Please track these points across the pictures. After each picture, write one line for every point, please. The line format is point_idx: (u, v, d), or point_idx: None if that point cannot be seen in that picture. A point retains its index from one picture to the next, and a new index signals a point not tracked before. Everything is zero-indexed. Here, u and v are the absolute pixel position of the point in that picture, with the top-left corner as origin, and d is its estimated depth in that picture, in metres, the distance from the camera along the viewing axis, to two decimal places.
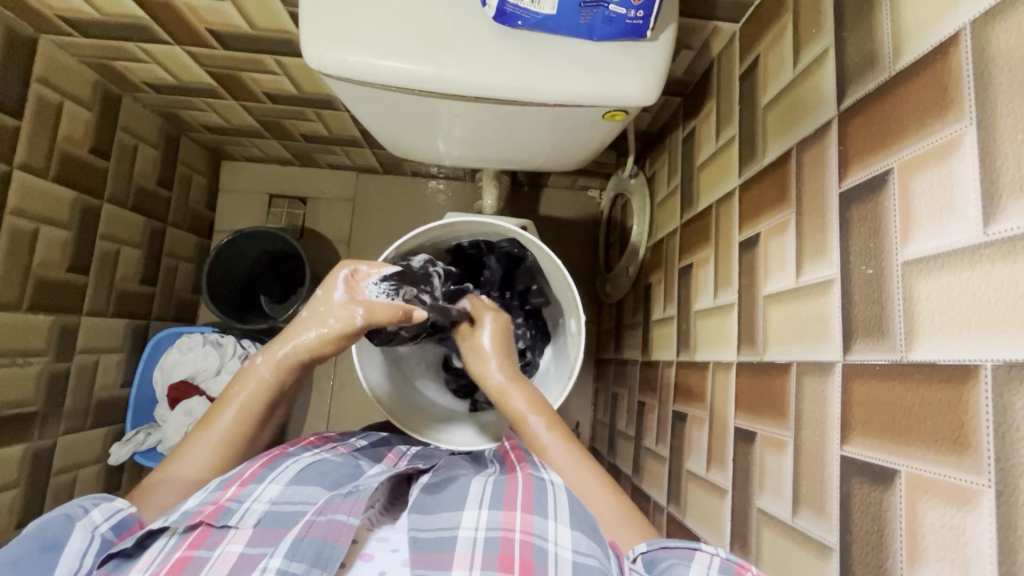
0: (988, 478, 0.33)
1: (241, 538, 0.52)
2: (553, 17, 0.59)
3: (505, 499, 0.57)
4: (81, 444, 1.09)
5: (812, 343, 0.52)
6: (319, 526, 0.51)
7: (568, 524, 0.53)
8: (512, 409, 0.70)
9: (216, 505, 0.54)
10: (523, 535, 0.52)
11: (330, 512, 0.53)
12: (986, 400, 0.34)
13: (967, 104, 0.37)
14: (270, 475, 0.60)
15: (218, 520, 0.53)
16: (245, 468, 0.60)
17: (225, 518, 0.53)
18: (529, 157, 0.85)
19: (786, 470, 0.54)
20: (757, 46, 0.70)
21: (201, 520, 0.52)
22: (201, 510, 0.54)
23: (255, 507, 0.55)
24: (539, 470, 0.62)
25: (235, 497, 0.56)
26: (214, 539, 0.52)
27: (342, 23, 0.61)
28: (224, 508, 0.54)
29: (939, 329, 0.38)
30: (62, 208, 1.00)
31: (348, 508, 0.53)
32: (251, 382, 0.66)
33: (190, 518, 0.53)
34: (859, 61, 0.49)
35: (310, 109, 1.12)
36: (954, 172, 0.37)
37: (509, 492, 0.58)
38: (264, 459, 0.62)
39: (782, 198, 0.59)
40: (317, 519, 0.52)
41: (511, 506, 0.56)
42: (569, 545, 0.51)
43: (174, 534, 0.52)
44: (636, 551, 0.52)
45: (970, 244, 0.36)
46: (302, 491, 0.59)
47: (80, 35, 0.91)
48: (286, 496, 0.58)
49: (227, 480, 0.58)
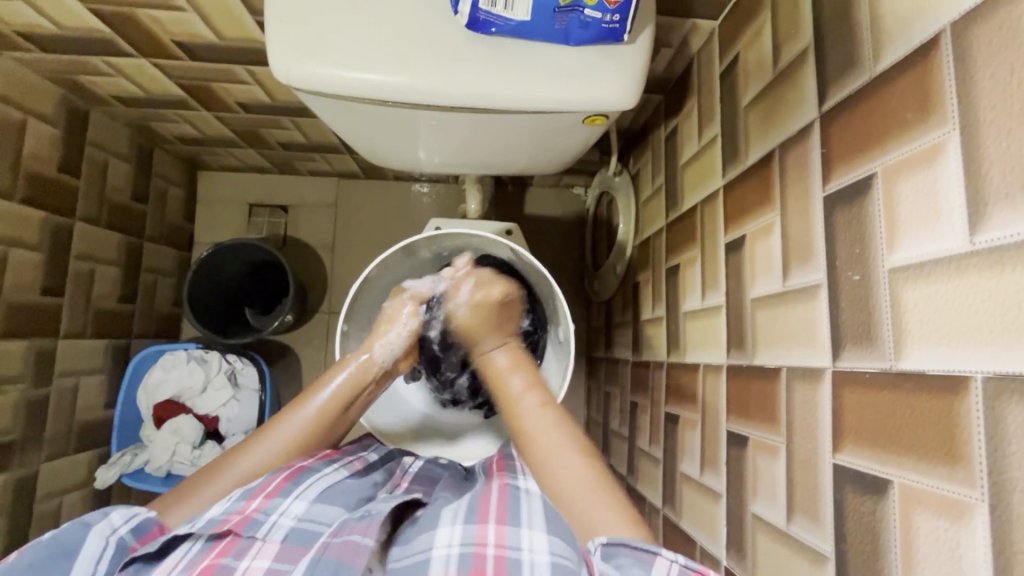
0: (981, 492, 0.32)
1: (266, 554, 0.51)
2: (527, 23, 0.57)
3: (478, 513, 0.55)
4: (65, 469, 1.06)
5: (801, 349, 0.51)
6: (336, 547, 0.50)
7: (543, 530, 0.52)
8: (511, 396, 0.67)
9: (242, 516, 0.53)
10: (496, 550, 0.50)
11: (346, 534, 0.52)
12: (978, 412, 0.33)
13: (949, 108, 0.36)
14: (297, 490, 0.58)
15: (245, 531, 0.52)
16: (269, 479, 0.58)
17: (252, 529, 0.52)
18: (512, 163, 0.83)
19: (779, 475, 0.53)
20: (736, 44, 0.69)
21: (228, 531, 0.52)
22: (227, 520, 0.53)
23: (281, 522, 0.54)
24: (514, 479, 0.63)
25: (261, 509, 0.55)
26: (241, 549, 0.51)
27: (311, 35, 0.59)
28: (251, 519, 0.53)
29: (928, 339, 0.37)
30: (32, 229, 0.97)
31: (364, 529, 0.52)
32: (349, 375, 0.71)
33: (217, 527, 0.52)
34: (838, 62, 0.48)
35: (286, 117, 1.09)
36: (939, 179, 0.37)
37: (482, 506, 0.57)
38: (287, 471, 0.60)
39: (767, 200, 0.59)
40: (333, 541, 0.51)
41: (484, 519, 0.54)
42: (545, 550, 0.49)
43: (199, 540, 0.52)
44: (596, 544, 0.48)
45: (957, 253, 0.35)
46: (327, 512, 0.57)
47: (40, 50, 0.88)
48: (312, 514, 0.56)
49: (251, 491, 0.57)
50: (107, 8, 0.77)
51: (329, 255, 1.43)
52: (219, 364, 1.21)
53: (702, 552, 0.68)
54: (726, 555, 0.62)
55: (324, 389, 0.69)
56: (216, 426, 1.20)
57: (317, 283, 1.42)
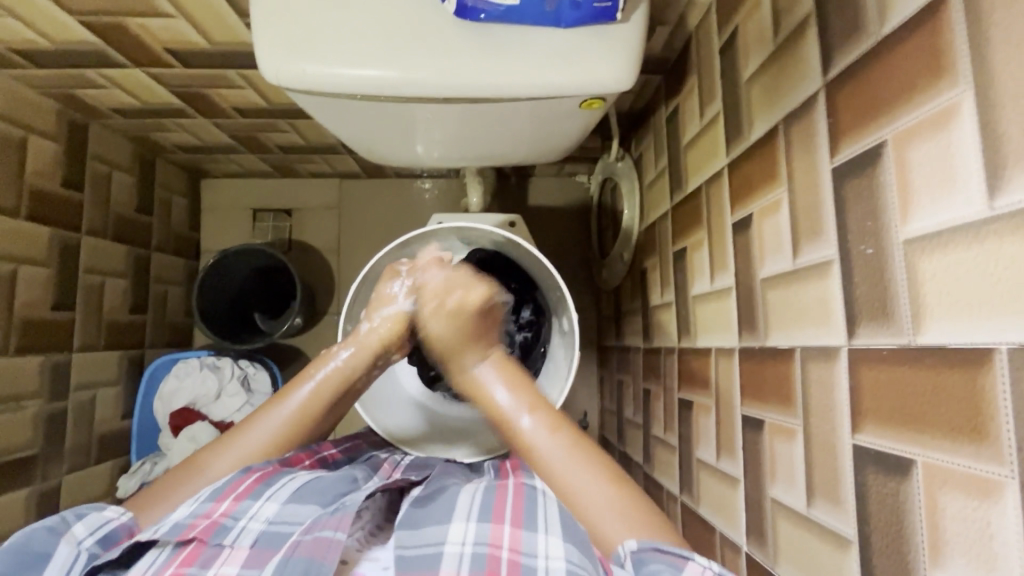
0: (1011, 469, 0.31)
1: (236, 559, 0.50)
2: (517, 7, 0.56)
3: (493, 511, 0.54)
4: (87, 480, 1.08)
5: (814, 328, 0.50)
6: (305, 545, 0.48)
7: (560, 537, 0.50)
8: (497, 408, 0.64)
9: (209, 521, 0.53)
10: (510, 554, 0.49)
11: (317, 530, 0.50)
12: (1004, 385, 0.31)
13: (962, 67, 0.34)
14: (267, 492, 0.57)
15: (212, 538, 0.52)
16: (240, 480, 0.58)
17: (219, 535, 0.52)
18: (511, 153, 0.82)
19: (796, 458, 0.52)
20: (734, 17, 0.66)
21: (193, 537, 0.52)
22: (194, 524, 0.53)
23: (251, 526, 0.53)
24: (529, 479, 0.62)
25: (230, 513, 0.54)
26: (207, 558, 0.50)
27: (298, 34, 0.58)
28: (219, 525, 0.53)
29: (948, 311, 0.35)
30: (39, 246, 0.98)
31: (336, 523, 0.51)
32: (333, 370, 0.69)
33: (182, 533, 0.52)
34: (842, 27, 0.46)
35: (283, 120, 1.09)
36: (955, 143, 0.35)
37: (498, 503, 0.56)
38: (259, 473, 0.60)
39: (773, 176, 0.57)
40: (304, 539, 0.49)
41: (500, 518, 0.53)
42: (560, 557, 0.47)
43: (166, 548, 0.52)
44: (626, 550, 0.48)
45: (975, 219, 0.33)
46: (300, 510, 0.55)
47: (36, 66, 0.88)
48: (284, 515, 0.55)
49: (220, 492, 0.56)
50: (97, 19, 0.76)
51: (334, 256, 1.43)
52: (231, 370, 1.22)
53: (722, 539, 0.67)
54: (746, 541, 0.61)
55: (304, 386, 0.68)
56: None
57: (325, 285, 1.43)
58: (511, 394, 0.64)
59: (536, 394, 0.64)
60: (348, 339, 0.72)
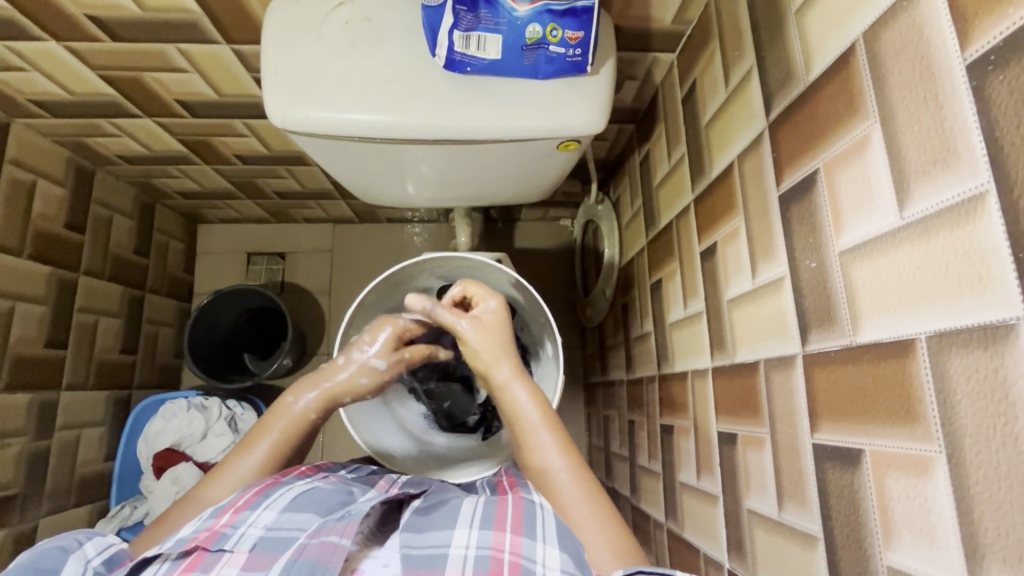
0: (938, 444, 0.35)
1: (234, 563, 0.49)
2: (498, 61, 0.63)
3: (494, 518, 0.54)
4: (63, 524, 1.05)
5: (774, 340, 0.54)
6: (312, 547, 0.49)
7: (556, 545, 0.50)
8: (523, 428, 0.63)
9: (210, 531, 0.51)
10: (512, 556, 0.49)
11: (322, 534, 0.50)
12: (925, 368, 0.36)
13: (870, 105, 0.41)
14: (265, 502, 0.55)
15: (213, 544, 0.50)
16: (239, 495, 0.56)
17: (219, 542, 0.50)
18: (496, 192, 0.88)
19: (767, 466, 0.55)
20: (692, 72, 0.75)
21: (195, 546, 0.50)
22: (196, 536, 0.51)
23: (249, 532, 0.51)
24: (529, 492, 0.59)
25: (230, 523, 0.52)
26: (209, 563, 0.49)
27: (303, 84, 0.65)
28: (219, 534, 0.51)
29: (879, 309, 0.40)
30: (38, 284, 1.01)
31: (341, 529, 0.51)
32: (290, 421, 0.65)
33: (186, 544, 0.50)
34: (778, 76, 0.54)
35: (282, 166, 1.16)
36: (870, 165, 0.41)
37: (499, 512, 0.55)
38: (257, 487, 0.58)
39: (731, 206, 0.63)
40: (310, 541, 0.50)
41: (501, 526, 0.52)
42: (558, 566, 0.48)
43: (167, 560, 0.50)
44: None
45: (891, 228, 0.39)
46: (297, 518, 0.54)
47: (51, 116, 0.94)
48: (282, 522, 0.53)
49: (221, 507, 0.54)
50: (115, 73, 0.83)
51: (326, 297, 1.47)
52: (218, 410, 1.22)
53: (706, 559, 0.68)
54: (727, 556, 0.63)
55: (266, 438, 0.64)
56: None
57: (316, 325, 1.45)
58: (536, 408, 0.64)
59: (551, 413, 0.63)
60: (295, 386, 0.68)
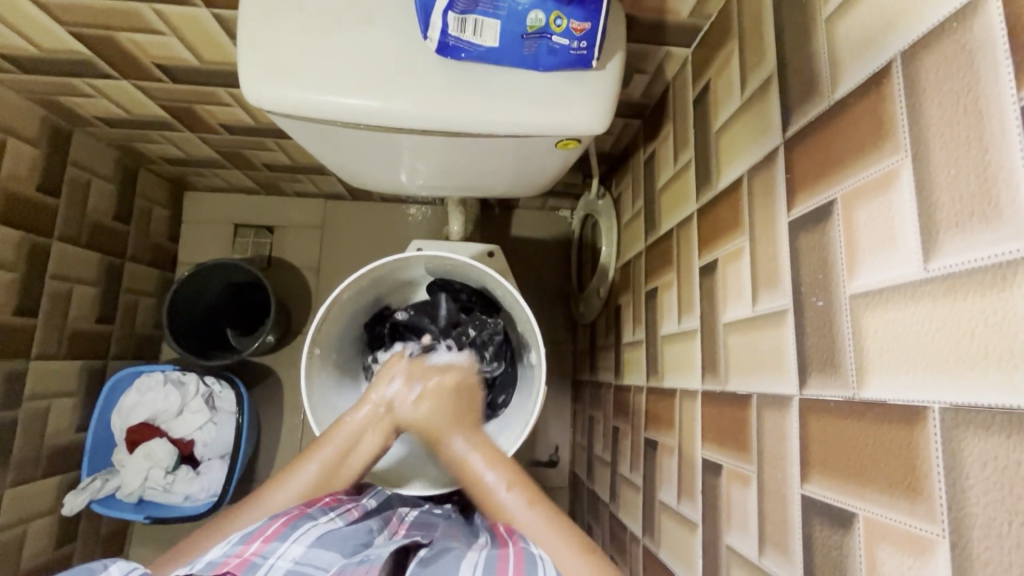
0: (941, 528, 0.31)
1: None
2: (496, 49, 0.58)
3: (495, 566, 0.53)
4: (33, 495, 1.03)
5: (770, 375, 0.50)
6: None
7: None
8: (472, 474, 0.68)
9: (241, 558, 0.53)
10: None
11: None
12: (935, 442, 0.32)
13: (901, 137, 0.36)
14: (293, 535, 0.57)
15: (243, 571, 0.51)
16: (268, 523, 0.58)
17: (249, 571, 0.51)
18: (491, 185, 0.83)
19: (750, 505, 0.52)
20: (707, 72, 0.69)
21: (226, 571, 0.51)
22: (227, 561, 0.52)
23: (279, 564, 0.53)
24: (529, 543, 0.57)
25: (259, 553, 0.54)
26: None
27: (282, 60, 0.59)
28: (249, 562, 0.52)
29: (888, 367, 0.36)
30: (7, 249, 0.96)
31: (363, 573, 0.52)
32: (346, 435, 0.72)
33: (216, 568, 0.52)
34: (799, 90, 0.49)
35: (270, 139, 1.10)
36: (895, 206, 0.36)
37: (500, 559, 0.54)
38: (286, 517, 0.60)
39: (736, 224, 0.59)
40: None
41: (502, 573, 0.52)
42: None
43: None
44: None
45: (912, 280, 0.35)
46: (324, 556, 0.56)
47: (23, 72, 0.89)
48: (309, 557, 0.55)
49: (250, 535, 0.56)
50: (88, 31, 0.77)
51: (313, 274, 1.42)
52: (196, 387, 1.20)
53: None
54: None
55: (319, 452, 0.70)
56: (190, 450, 1.20)
57: (301, 303, 1.41)
58: (498, 472, 0.67)
59: (515, 469, 0.68)
60: (363, 397, 0.77)
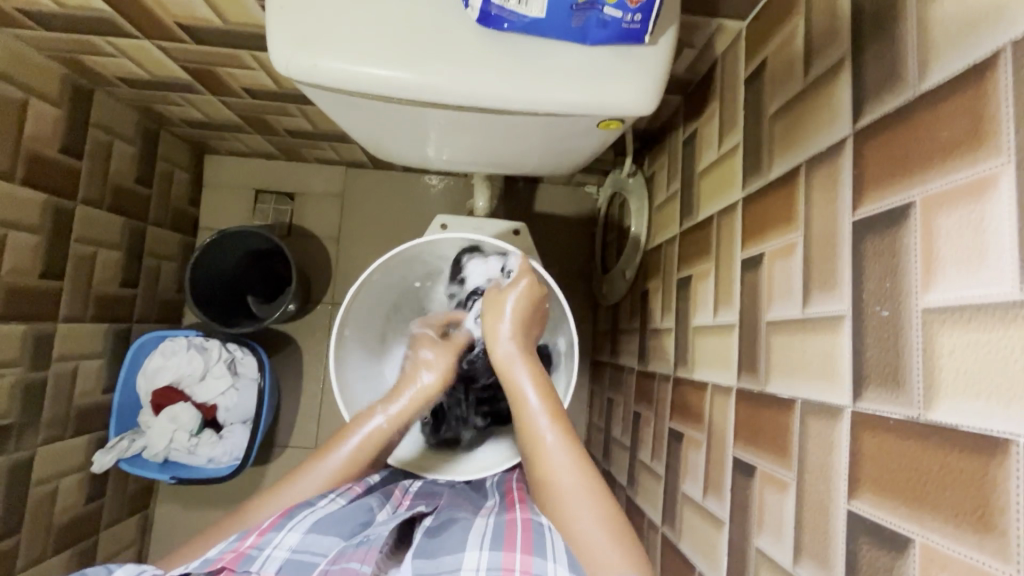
0: (1016, 568, 0.30)
1: None
2: (542, 20, 0.54)
3: (505, 540, 0.55)
4: (63, 453, 1.05)
5: (817, 382, 0.48)
6: (333, 573, 0.52)
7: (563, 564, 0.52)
8: (513, 388, 0.69)
9: (236, 553, 0.54)
10: None
11: (345, 561, 0.53)
12: (1018, 479, 0.30)
13: (1005, 137, 0.33)
14: (288, 524, 0.58)
15: (239, 566, 0.53)
16: (263, 517, 0.59)
17: (246, 564, 0.53)
18: (522, 163, 0.79)
19: (787, 512, 0.50)
20: (764, 48, 0.64)
21: (221, 566, 0.52)
22: (222, 557, 0.54)
23: (276, 554, 0.54)
24: (535, 514, 0.62)
25: (256, 544, 0.55)
26: None
27: (312, 27, 0.56)
28: (245, 555, 0.54)
29: (966, 390, 0.34)
30: (32, 212, 0.95)
31: (362, 556, 0.53)
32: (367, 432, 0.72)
33: (211, 564, 0.53)
34: (877, 77, 0.44)
35: (293, 105, 1.07)
36: (989, 217, 0.33)
37: (508, 533, 0.57)
38: (280, 507, 0.61)
39: (788, 218, 0.55)
40: (332, 569, 0.53)
41: (511, 546, 0.54)
42: None
43: None
44: None
45: (1003, 300, 0.32)
46: (321, 541, 0.57)
47: (43, 29, 0.86)
48: (306, 543, 0.56)
49: (246, 530, 0.58)
50: None
51: (334, 244, 1.41)
52: (219, 353, 1.21)
53: None
54: None
55: (349, 439, 0.72)
56: (214, 414, 1.21)
57: (321, 272, 1.40)
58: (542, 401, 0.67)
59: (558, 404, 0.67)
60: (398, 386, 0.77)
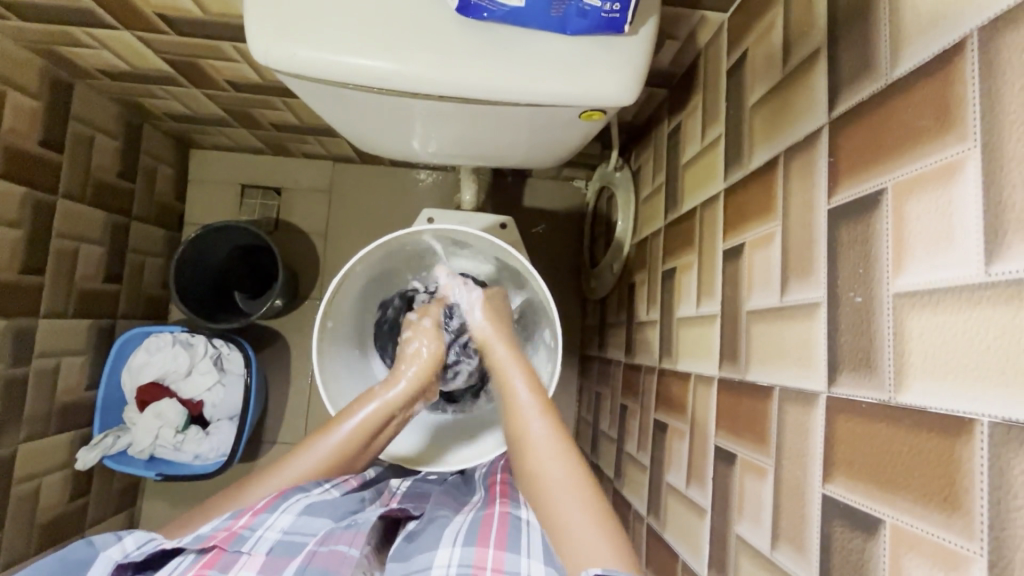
0: (980, 546, 0.30)
1: (252, 564, 0.51)
2: (522, 10, 0.54)
3: (478, 535, 0.56)
4: (46, 450, 1.04)
5: (794, 369, 0.48)
6: (321, 555, 0.52)
7: (540, 560, 0.53)
8: (509, 386, 0.69)
9: (229, 532, 0.54)
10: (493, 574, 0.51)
11: (331, 543, 0.54)
12: (981, 458, 0.31)
13: (971, 123, 0.33)
14: (282, 505, 0.58)
15: (230, 545, 0.53)
16: (257, 498, 0.60)
17: (237, 544, 0.53)
18: (507, 155, 0.79)
19: (765, 498, 0.51)
20: (745, 40, 0.65)
21: (213, 545, 0.53)
22: (214, 535, 0.54)
23: (267, 536, 0.54)
24: (516, 508, 0.62)
25: (248, 525, 0.55)
26: (226, 562, 0.51)
27: (291, 16, 0.55)
28: (237, 535, 0.54)
29: (933, 373, 0.34)
30: (12, 206, 0.94)
31: (348, 539, 0.55)
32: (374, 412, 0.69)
33: (204, 542, 0.53)
34: (852, 66, 0.45)
35: (277, 98, 1.06)
36: (955, 201, 0.34)
37: (482, 529, 0.57)
38: (275, 490, 0.61)
39: (767, 208, 0.55)
40: (320, 549, 0.53)
41: (484, 542, 0.55)
42: None
43: (188, 554, 0.53)
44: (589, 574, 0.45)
45: (969, 283, 0.33)
46: (311, 523, 0.57)
47: (21, 20, 0.85)
48: (297, 526, 0.56)
49: (240, 509, 0.58)
50: None
51: (321, 239, 1.40)
52: (204, 348, 1.20)
53: (684, 567, 0.67)
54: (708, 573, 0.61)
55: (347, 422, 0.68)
56: (200, 410, 1.21)
57: (309, 267, 1.39)
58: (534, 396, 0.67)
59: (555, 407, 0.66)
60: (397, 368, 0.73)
